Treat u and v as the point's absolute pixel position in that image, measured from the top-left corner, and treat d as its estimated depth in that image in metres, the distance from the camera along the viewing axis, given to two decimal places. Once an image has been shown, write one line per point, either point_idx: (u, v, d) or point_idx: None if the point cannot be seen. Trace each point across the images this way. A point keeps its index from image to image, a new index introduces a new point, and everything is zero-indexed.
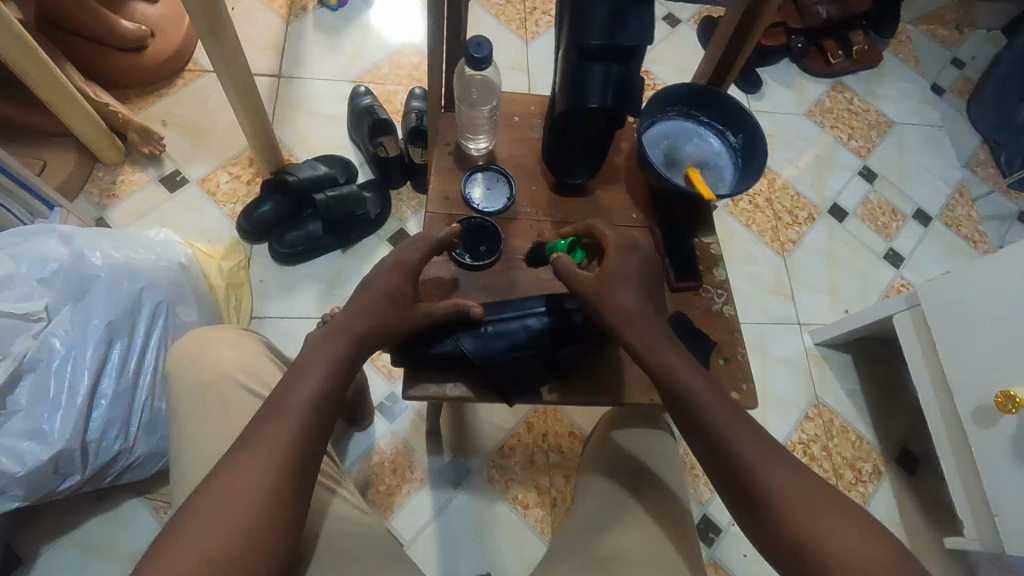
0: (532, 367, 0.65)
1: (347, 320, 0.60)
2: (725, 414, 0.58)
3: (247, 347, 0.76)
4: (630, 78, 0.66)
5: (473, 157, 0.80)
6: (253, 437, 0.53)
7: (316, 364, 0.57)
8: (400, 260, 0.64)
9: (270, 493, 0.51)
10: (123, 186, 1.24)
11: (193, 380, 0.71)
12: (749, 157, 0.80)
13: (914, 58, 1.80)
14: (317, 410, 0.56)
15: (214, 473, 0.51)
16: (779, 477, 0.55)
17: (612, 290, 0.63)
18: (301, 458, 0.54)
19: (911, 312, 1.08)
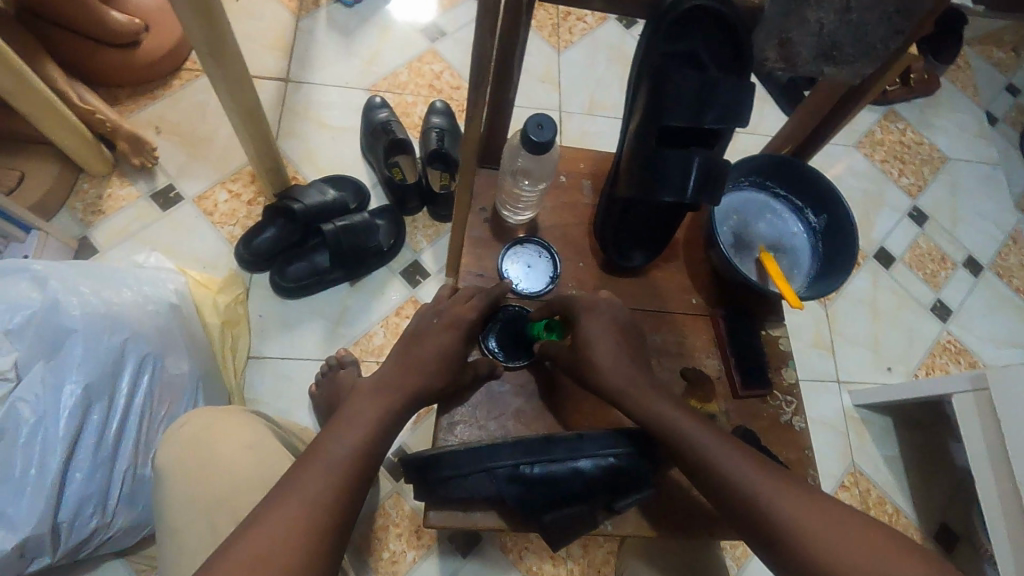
0: (586, 518, 0.52)
1: (399, 370, 0.57)
2: (771, 482, 0.50)
3: (264, 440, 0.67)
4: (715, 164, 0.55)
5: (511, 225, 0.69)
6: (286, 488, 0.47)
7: (364, 412, 0.53)
8: (456, 318, 0.61)
9: (304, 543, 0.44)
10: (110, 201, 1.12)
11: (191, 483, 0.61)
12: (833, 245, 0.68)
13: (971, 86, 1.67)
14: (360, 465, 0.50)
15: (242, 525, 0.45)
16: (851, 548, 0.45)
17: (591, 352, 0.59)
18: (336, 515, 0.47)
19: (976, 395, 0.99)
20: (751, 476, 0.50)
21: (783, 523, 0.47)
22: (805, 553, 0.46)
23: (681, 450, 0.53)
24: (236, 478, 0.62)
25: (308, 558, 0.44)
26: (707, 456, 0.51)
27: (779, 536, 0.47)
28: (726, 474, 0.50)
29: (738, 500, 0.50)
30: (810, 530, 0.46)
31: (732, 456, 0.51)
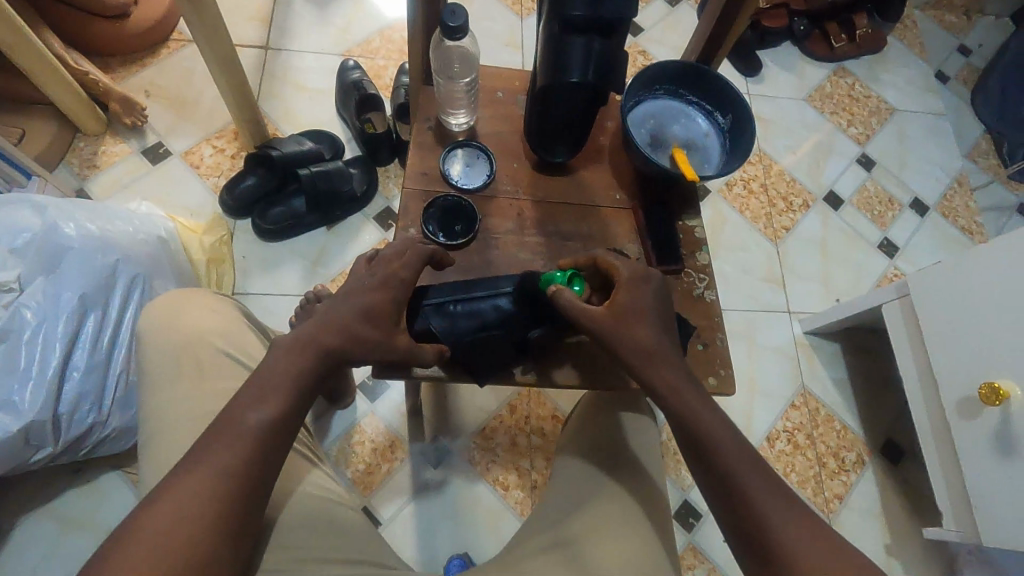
0: (500, 349, 0.65)
1: (318, 330, 0.58)
2: (738, 450, 0.57)
3: (224, 313, 0.74)
4: (613, 53, 0.64)
5: (453, 132, 0.78)
6: (202, 455, 0.51)
7: (281, 374, 0.56)
8: (390, 276, 0.62)
9: (216, 516, 0.49)
10: (104, 157, 1.22)
11: (164, 341, 0.69)
12: (737, 138, 0.78)
13: (919, 44, 1.76)
14: (275, 429, 0.54)
15: (159, 487, 0.49)
16: (785, 517, 0.53)
17: (624, 321, 0.61)
18: (248, 482, 0.51)
19: (901, 301, 1.06)
20: (726, 442, 0.57)
21: (739, 485, 0.55)
22: (749, 512, 0.54)
23: (674, 407, 0.59)
24: (204, 342, 0.70)
25: (217, 524, 0.49)
26: (698, 417, 0.58)
27: (731, 489, 0.55)
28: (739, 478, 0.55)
29: (709, 456, 0.57)
30: (757, 496, 0.54)
31: (717, 422, 0.58)
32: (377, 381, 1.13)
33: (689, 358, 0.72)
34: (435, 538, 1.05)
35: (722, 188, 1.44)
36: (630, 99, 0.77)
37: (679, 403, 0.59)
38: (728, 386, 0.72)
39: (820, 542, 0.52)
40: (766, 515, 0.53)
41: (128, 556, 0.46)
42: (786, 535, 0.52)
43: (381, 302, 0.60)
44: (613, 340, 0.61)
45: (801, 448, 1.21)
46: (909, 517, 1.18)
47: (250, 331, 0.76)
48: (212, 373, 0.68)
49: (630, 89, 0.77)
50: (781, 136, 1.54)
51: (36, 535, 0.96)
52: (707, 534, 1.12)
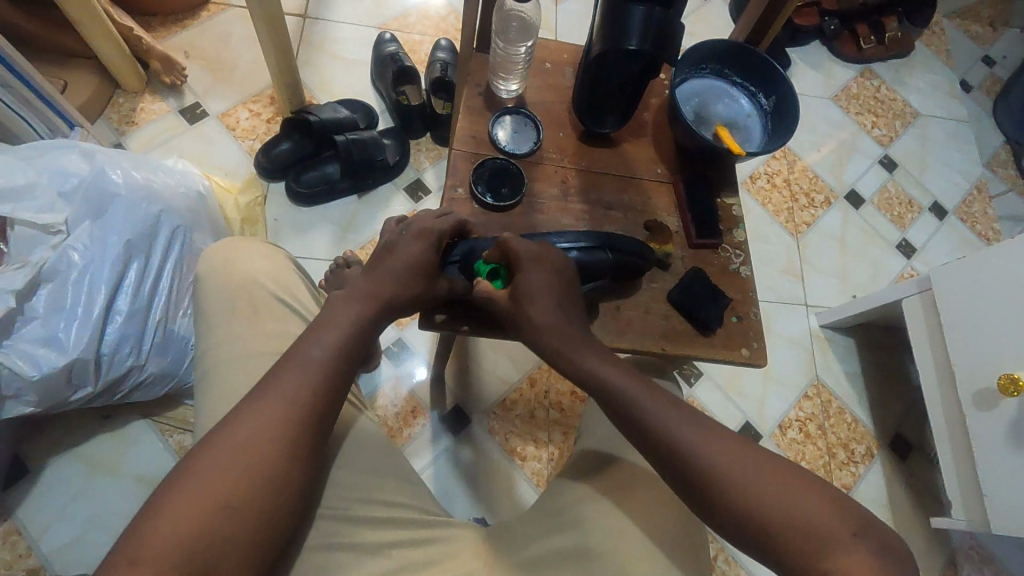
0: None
1: (369, 283, 0.65)
2: (676, 415, 0.58)
3: (278, 260, 0.75)
4: (671, 24, 0.65)
5: (502, 99, 0.80)
6: (257, 395, 0.56)
7: (339, 318, 0.62)
8: (426, 229, 0.67)
9: (286, 440, 0.54)
10: (143, 114, 1.23)
11: (223, 281, 0.71)
12: (779, 120, 0.79)
13: (945, 51, 1.77)
14: (326, 370, 0.58)
15: (221, 424, 0.54)
16: (742, 463, 0.54)
17: (522, 309, 0.64)
18: (314, 411, 0.57)
19: (921, 296, 1.08)
20: (666, 415, 0.58)
21: (678, 445, 0.56)
22: (690, 467, 0.55)
23: (590, 382, 0.62)
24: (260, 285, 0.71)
25: (289, 448, 0.54)
26: (617, 387, 0.61)
27: (667, 451, 0.56)
28: (670, 438, 0.56)
29: (654, 436, 0.57)
30: (706, 460, 0.55)
31: (645, 395, 0.59)
32: (403, 347, 1.16)
33: (725, 329, 0.74)
34: (455, 503, 1.07)
35: (747, 180, 1.45)
36: (677, 76, 0.79)
37: (596, 374, 0.62)
38: (760, 359, 0.74)
39: (778, 477, 0.53)
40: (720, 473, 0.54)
41: (205, 471, 0.51)
42: (741, 486, 0.53)
43: (424, 252, 0.66)
44: (529, 322, 0.65)
45: (812, 437, 1.23)
46: (915, 511, 1.20)
47: (299, 278, 0.77)
48: (265, 315, 0.70)
49: (678, 65, 0.78)
50: (806, 134, 1.55)
51: (67, 476, 0.98)
52: None
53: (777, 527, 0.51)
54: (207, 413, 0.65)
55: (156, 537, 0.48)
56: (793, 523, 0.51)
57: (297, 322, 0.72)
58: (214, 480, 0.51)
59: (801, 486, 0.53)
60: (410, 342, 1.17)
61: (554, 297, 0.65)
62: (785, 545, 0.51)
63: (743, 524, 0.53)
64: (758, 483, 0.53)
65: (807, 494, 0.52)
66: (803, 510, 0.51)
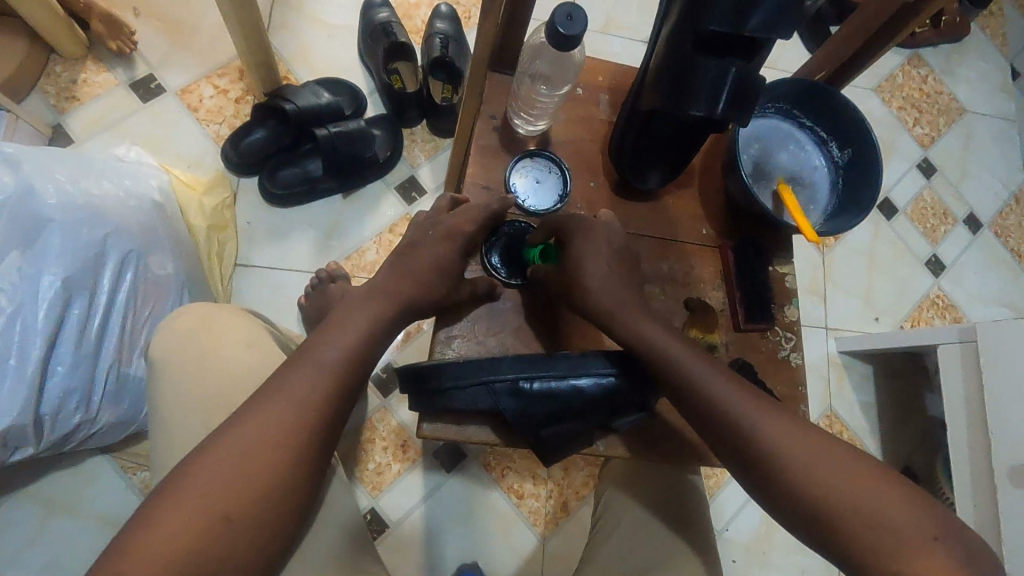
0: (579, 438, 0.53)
1: (392, 281, 0.58)
2: (722, 375, 0.52)
3: (263, 346, 0.63)
4: (751, 81, 0.51)
5: (523, 137, 0.65)
6: (262, 399, 0.50)
7: (352, 320, 0.56)
8: (454, 229, 0.60)
9: (287, 452, 0.49)
10: (86, 88, 1.04)
11: (188, 376, 0.59)
12: (853, 180, 0.66)
13: (1001, 36, 1.59)
14: (349, 370, 0.53)
15: (223, 425, 0.49)
16: (786, 436, 0.49)
17: (577, 265, 0.58)
18: (321, 418, 0.51)
19: (962, 346, 1.00)
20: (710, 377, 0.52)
21: (726, 410, 0.51)
22: (740, 432, 0.50)
23: (635, 340, 0.54)
24: (236, 384, 0.59)
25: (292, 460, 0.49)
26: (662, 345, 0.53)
27: (716, 418, 0.51)
28: (715, 401, 0.51)
29: (700, 401, 0.52)
30: (757, 427, 0.50)
31: (688, 351, 0.53)
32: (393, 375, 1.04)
33: None
34: (446, 544, 1.00)
35: None
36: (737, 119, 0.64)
37: (635, 329, 0.55)
38: None
39: (827, 453, 0.48)
40: (765, 445, 0.49)
41: (187, 487, 0.46)
42: (784, 461, 0.48)
43: (445, 253, 0.60)
44: (583, 287, 0.57)
45: None
46: None
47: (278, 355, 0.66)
48: None
49: None
50: None
51: (18, 519, 0.89)
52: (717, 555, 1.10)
53: (824, 509, 0.46)
54: None
55: (145, 545, 0.43)
56: (845, 506, 0.46)
57: None
58: (200, 498, 0.45)
59: (851, 462, 0.47)
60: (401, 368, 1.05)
61: (610, 254, 0.59)
62: (834, 534, 0.46)
63: (798, 500, 0.47)
64: (805, 458, 0.48)
65: (864, 471, 0.47)
66: (849, 489, 0.46)
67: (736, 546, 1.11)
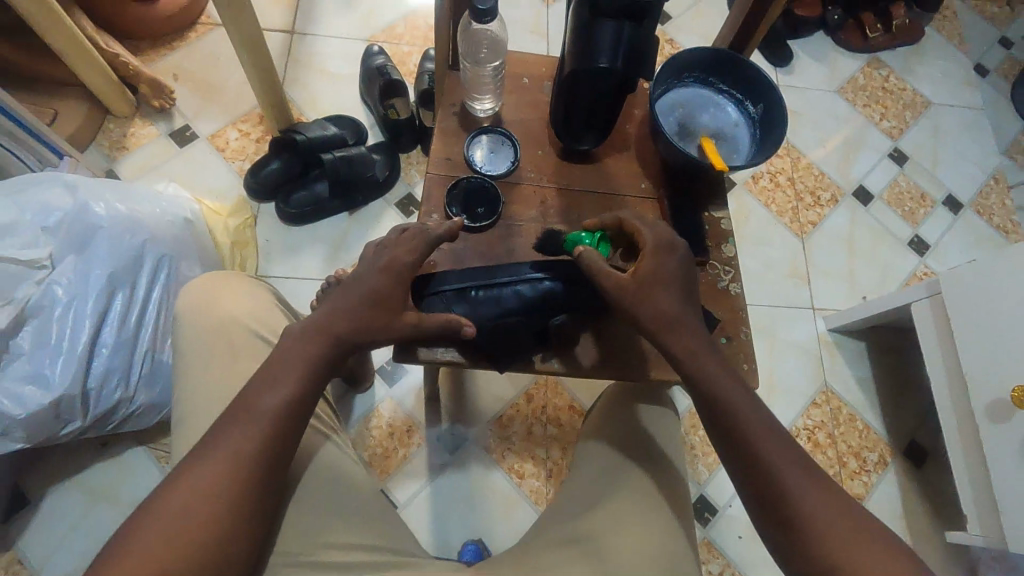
0: (521, 334, 0.65)
1: (332, 317, 0.59)
2: (772, 438, 0.57)
3: (259, 296, 0.75)
4: (644, 38, 0.62)
5: (478, 118, 0.77)
6: (219, 435, 0.54)
7: (291, 362, 0.57)
8: (392, 260, 0.61)
9: (226, 505, 0.52)
10: (133, 140, 1.24)
11: (198, 320, 0.70)
12: (767, 129, 0.76)
13: (958, 35, 1.69)
14: (285, 416, 0.55)
15: (170, 479, 0.52)
16: (816, 505, 0.55)
17: (654, 295, 0.61)
18: (259, 471, 0.54)
19: (931, 300, 1.03)
20: (739, 403, 0.59)
21: (767, 468, 0.56)
22: (775, 490, 0.56)
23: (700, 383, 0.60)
24: (231, 322, 0.70)
25: (235, 512, 0.52)
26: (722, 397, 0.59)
27: (758, 473, 0.57)
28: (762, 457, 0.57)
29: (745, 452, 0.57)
30: (792, 488, 0.55)
31: (747, 407, 0.59)
32: (396, 366, 1.14)
33: None
34: (451, 524, 1.05)
35: (748, 181, 1.41)
36: (658, 87, 0.76)
37: (702, 374, 0.60)
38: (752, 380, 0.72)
39: (824, 499, 0.55)
40: (772, 474, 0.56)
41: (138, 546, 0.49)
42: (786, 492, 0.56)
43: (383, 282, 0.60)
44: (658, 318, 0.60)
45: (821, 447, 1.19)
46: (930, 519, 1.16)
47: (280, 312, 0.76)
48: (237, 353, 0.69)
49: (657, 77, 0.75)
50: (810, 130, 1.50)
51: (65, 506, 0.99)
52: (722, 530, 1.11)
53: (807, 539, 0.54)
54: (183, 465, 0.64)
55: None
56: (824, 546, 0.54)
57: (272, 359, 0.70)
58: (142, 555, 0.49)
59: (839, 512, 0.55)
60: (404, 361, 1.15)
61: (682, 288, 0.63)
62: None
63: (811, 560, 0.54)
64: (804, 498, 0.55)
65: (848, 521, 0.55)
66: (835, 534, 0.54)
67: (740, 521, 1.12)
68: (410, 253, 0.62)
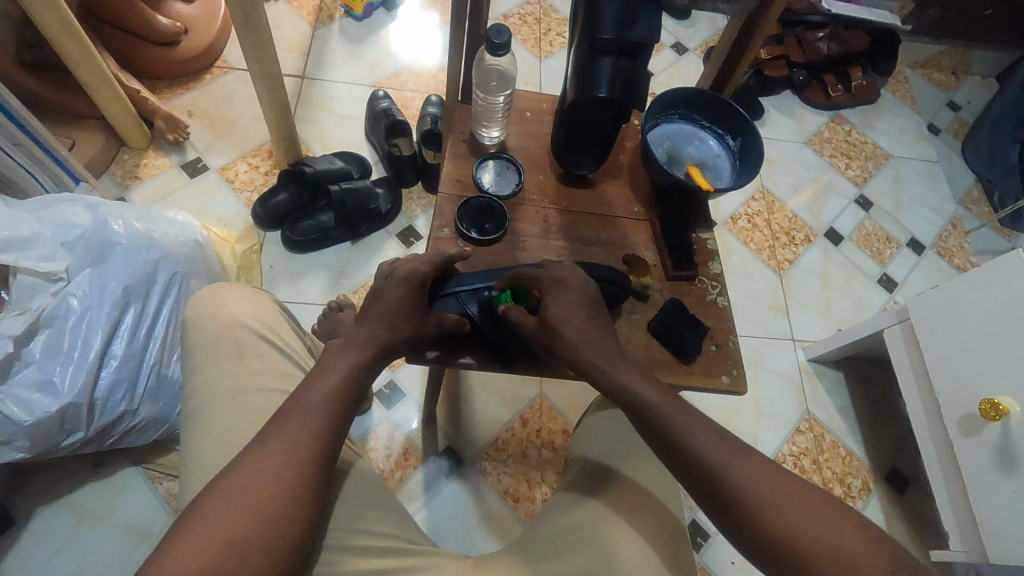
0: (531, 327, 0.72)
1: (375, 328, 0.63)
2: (709, 434, 0.58)
3: (262, 301, 0.75)
4: (637, 73, 0.71)
5: (485, 145, 0.85)
6: (273, 429, 0.54)
7: (338, 365, 0.60)
8: (409, 274, 0.66)
9: (289, 491, 0.52)
10: (146, 169, 1.29)
11: (203, 319, 0.71)
12: (746, 160, 0.84)
13: (911, 97, 1.86)
14: (336, 409, 0.57)
15: (225, 472, 0.52)
16: (764, 489, 0.54)
17: (553, 327, 0.66)
18: (317, 460, 0.54)
19: (901, 326, 1.10)
20: (678, 421, 0.59)
21: (711, 463, 0.56)
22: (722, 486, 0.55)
23: (621, 394, 0.62)
24: (233, 321, 0.71)
25: (293, 498, 0.52)
26: (649, 404, 0.60)
27: (704, 471, 0.56)
28: (702, 457, 0.57)
29: (684, 457, 0.57)
30: (737, 479, 0.55)
31: (676, 412, 0.59)
32: (395, 389, 1.16)
33: (704, 358, 0.76)
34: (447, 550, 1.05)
35: (728, 220, 1.51)
36: (648, 121, 0.84)
37: (618, 384, 0.63)
38: (740, 385, 0.77)
39: (791, 499, 0.54)
40: (730, 483, 0.55)
41: (195, 534, 0.48)
42: (751, 498, 0.54)
43: (406, 296, 0.65)
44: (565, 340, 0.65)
45: (807, 473, 1.22)
46: (916, 544, 1.18)
47: (283, 317, 0.77)
48: (242, 350, 0.69)
49: (648, 112, 0.84)
50: (783, 177, 1.62)
51: (51, 527, 0.96)
52: (715, 553, 1.12)
53: (782, 544, 0.52)
54: (190, 461, 0.63)
55: None
56: (789, 530, 0.52)
57: (283, 358, 0.72)
58: (202, 545, 0.48)
59: (815, 508, 0.53)
60: (402, 385, 1.17)
61: (586, 312, 0.67)
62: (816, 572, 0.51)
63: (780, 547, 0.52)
64: (750, 486, 0.54)
65: (825, 513, 0.53)
66: (800, 521, 0.52)
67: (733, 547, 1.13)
68: (428, 264, 0.68)
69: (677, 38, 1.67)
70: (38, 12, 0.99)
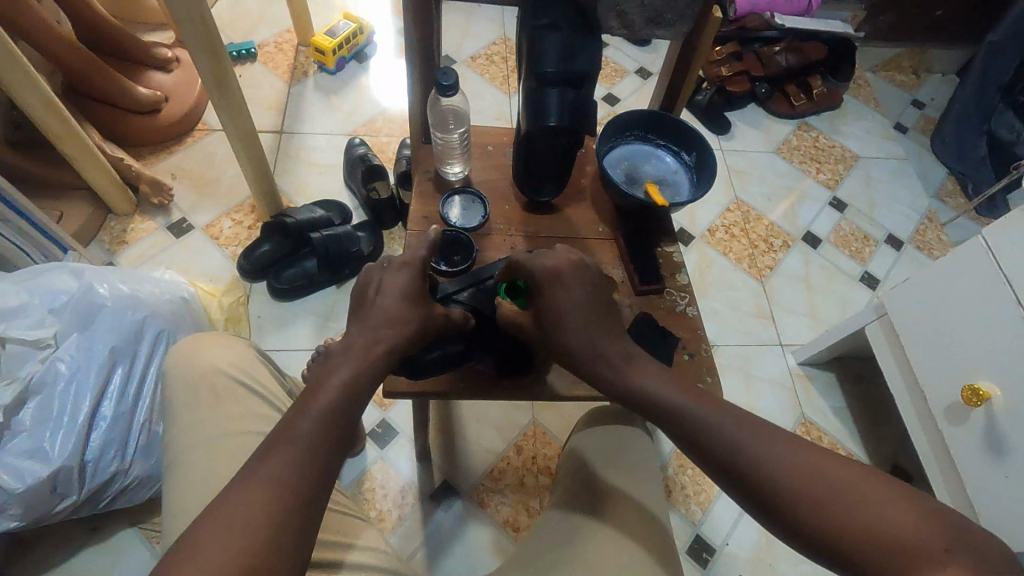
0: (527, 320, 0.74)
1: (365, 337, 0.61)
2: (741, 429, 0.54)
3: (240, 349, 0.77)
4: (583, 101, 0.74)
5: (450, 181, 0.89)
6: (253, 468, 0.50)
7: (329, 385, 0.57)
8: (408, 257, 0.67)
9: (274, 529, 0.47)
10: (133, 233, 1.33)
11: (181, 370, 0.73)
12: (701, 173, 0.87)
13: (874, 99, 1.91)
14: (327, 436, 0.54)
15: (207, 512, 0.48)
16: (809, 480, 0.50)
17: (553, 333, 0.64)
18: (304, 491, 0.50)
19: (881, 321, 1.11)
20: (707, 416, 0.56)
21: (745, 454, 0.53)
22: (762, 477, 0.51)
23: (640, 395, 0.60)
24: (211, 370, 0.73)
25: (278, 534, 0.48)
26: (671, 401, 0.58)
27: (738, 463, 0.53)
28: (735, 449, 0.53)
29: (718, 452, 0.54)
30: (777, 469, 0.51)
31: (704, 407, 0.57)
32: (387, 428, 1.17)
33: (678, 370, 0.78)
34: None
35: (706, 233, 1.53)
36: (604, 145, 0.88)
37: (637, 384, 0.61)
38: (716, 392, 0.78)
39: (849, 491, 0.49)
40: (774, 474, 0.51)
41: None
42: (806, 494, 0.49)
43: (415, 284, 0.65)
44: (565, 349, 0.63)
45: None
46: None
47: (261, 363, 0.79)
48: (220, 396, 0.71)
49: (603, 136, 0.87)
50: (755, 186, 1.65)
51: None
52: (723, 568, 1.10)
53: (843, 532, 0.47)
54: (174, 512, 0.64)
55: None
56: (848, 517, 0.47)
57: (261, 403, 0.73)
58: None
59: (880, 494, 0.48)
60: (394, 423, 1.18)
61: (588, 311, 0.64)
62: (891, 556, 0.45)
63: (839, 538, 0.47)
64: (791, 476, 0.50)
65: (892, 496, 0.48)
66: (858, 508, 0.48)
67: (741, 559, 1.11)
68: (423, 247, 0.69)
69: (640, 63, 1.73)
70: (22, 95, 1.05)
